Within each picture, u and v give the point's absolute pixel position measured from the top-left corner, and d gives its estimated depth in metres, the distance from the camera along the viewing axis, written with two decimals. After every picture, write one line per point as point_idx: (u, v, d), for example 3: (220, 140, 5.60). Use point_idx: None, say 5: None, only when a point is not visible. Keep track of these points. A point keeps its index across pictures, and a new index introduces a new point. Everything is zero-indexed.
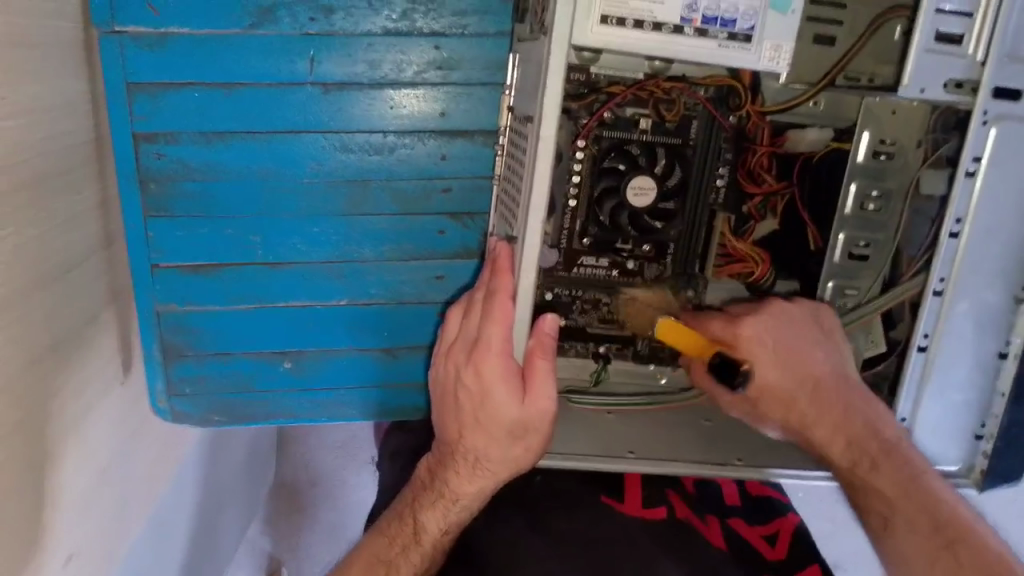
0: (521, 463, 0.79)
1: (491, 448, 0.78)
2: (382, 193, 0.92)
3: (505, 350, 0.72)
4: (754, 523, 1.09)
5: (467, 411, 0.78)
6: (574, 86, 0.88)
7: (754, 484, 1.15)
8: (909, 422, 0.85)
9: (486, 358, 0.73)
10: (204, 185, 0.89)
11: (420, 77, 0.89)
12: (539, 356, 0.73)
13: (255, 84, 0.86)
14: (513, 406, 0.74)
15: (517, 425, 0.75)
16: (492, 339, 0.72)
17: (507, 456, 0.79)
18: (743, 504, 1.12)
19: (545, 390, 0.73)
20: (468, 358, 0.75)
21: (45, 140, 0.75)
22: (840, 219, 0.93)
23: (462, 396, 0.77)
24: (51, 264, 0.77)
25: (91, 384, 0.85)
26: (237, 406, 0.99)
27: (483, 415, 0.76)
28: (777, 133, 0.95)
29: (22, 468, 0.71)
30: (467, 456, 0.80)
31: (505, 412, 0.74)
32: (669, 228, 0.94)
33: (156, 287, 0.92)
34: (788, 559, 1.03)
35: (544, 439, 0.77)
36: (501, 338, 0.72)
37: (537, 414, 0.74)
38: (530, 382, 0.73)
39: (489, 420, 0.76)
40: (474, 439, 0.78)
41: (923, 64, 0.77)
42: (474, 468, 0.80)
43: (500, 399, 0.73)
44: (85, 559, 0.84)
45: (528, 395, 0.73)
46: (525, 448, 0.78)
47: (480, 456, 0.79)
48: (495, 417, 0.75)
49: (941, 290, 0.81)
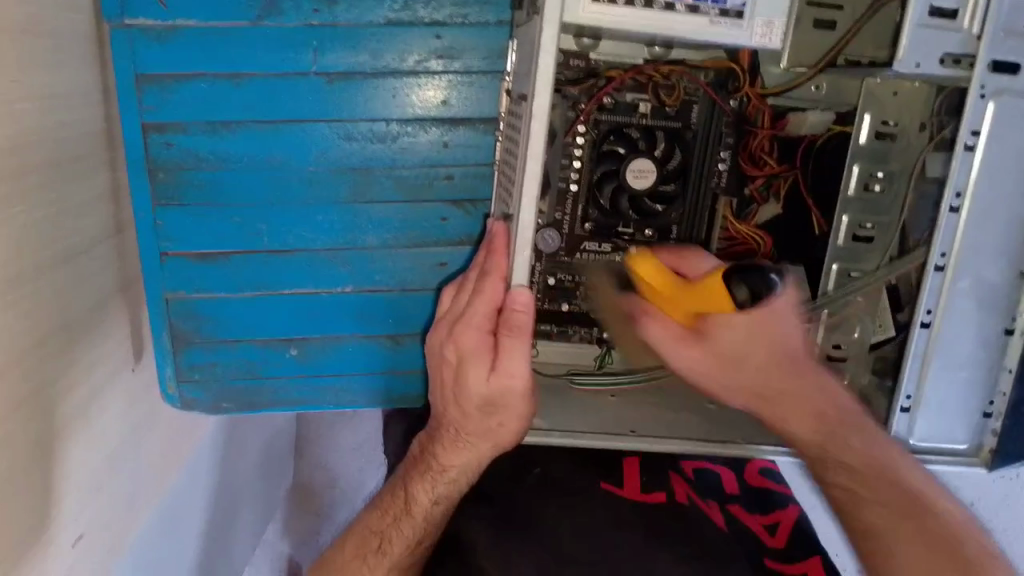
0: (501, 437, 0.80)
1: (470, 421, 0.79)
2: (386, 180, 0.94)
3: (485, 326, 0.73)
4: (752, 511, 1.09)
5: (449, 385, 0.79)
6: (572, 72, 0.89)
7: (754, 476, 1.15)
8: (913, 399, 0.84)
9: (464, 334, 0.74)
10: (212, 173, 0.91)
11: (422, 66, 0.90)
12: (505, 334, 0.71)
13: (262, 74, 0.88)
14: (484, 381, 0.74)
15: (484, 400, 0.76)
16: (475, 314, 0.73)
17: (484, 429, 0.79)
18: (742, 494, 1.12)
19: (513, 368, 0.73)
20: (448, 334, 0.76)
21: (56, 125, 0.77)
22: (842, 201, 0.93)
23: (444, 369, 0.78)
24: (60, 246, 0.79)
25: (101, 367, 0.87)
26: (246, 392, 1.01)
27: (458, 390, 0.78)
28: (778, 116, 0.95)
29: (30, 444, 0.73)
30: (450, 427, 0.82)
31: (471, 387, 0.76)
32: (669, 211, 0.94)
33: (166, 275, 0.94)
34: (788, 547, 1.03)
35: (518, 416, 0.77)
36: (485, 313, 0.73)
37: (506, 391, 0.75)
38: (502, 357, 0.73)
39: (463, 395, 0.77)
40: (455, 413, 0.80)
41: (918, 38, 0.77)
42: (457, 440, 0.82)
43: (473, 372, 0.75)
44: (95, 538, 0.85)
45: (494, 372, 0.74)
46: (500, 422, 0.78)
47: (461, 429, 0.81)
48: (467, 393, 0.77)
49: (942, 266, 0.80)
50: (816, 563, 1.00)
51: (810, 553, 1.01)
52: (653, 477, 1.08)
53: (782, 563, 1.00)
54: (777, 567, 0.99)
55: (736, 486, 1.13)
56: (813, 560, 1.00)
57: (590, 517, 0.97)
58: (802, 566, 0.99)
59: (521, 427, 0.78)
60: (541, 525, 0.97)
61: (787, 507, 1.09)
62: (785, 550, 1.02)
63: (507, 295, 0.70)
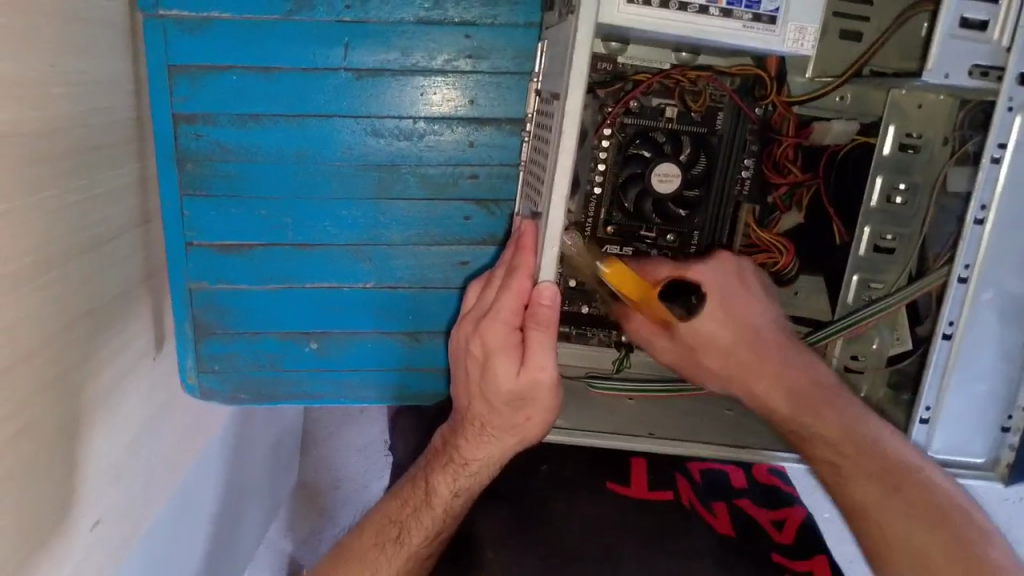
0: (527, 432, 0.80)
1: (496, 415, 0.80)
2: (411, 177, 0.94)
3: (513, 320, 0.73)
4: (760, 507, 1.08)
5: (474, 379, 0.79)
6: (600, 75, 0.91)
7: (761, 475, 1.15)
8: (933, 411, 0.85)
9: (491, 326, 0.74)
10: (239, 165, 0.91)
11: (449, 65, 0.91)
12: (533, 327, 0.72)
13: (292, 69, 0.89)
14: (511, 376, 0.75)
15: (513, 396, 0.77)
16: (503, 308, 0.73)
17: (511, 423, 0.80)
18: (751, 490, 1.12)
19: (543, 361, 0.74)
20: (474, 329, 0.77)
21: (88, 113, 0.78)
22: (864, 212, 0.94)
23: (470, 363, 0.79)
24: (90, 232, 0.79)
25: (123, 353, 0.87)
26: (264, 383, 1.01)
27: (485, 383, 0.78)
28: (802, 125, 0.96)
29: (56, 424, 0.73)
30: (475, 422, 0.82)
31: (499, 381, 0.76)
32: (692, 217, 0.94)
33: (189, 265, 0.94)
34: (793, 545, 1.02)
35: (544, 410, 0.78)
36: (512, 309, 0.73)
37: (535, 385, 0.75)
38: (528, 351, 0.74)
39: (490, 390, 0.78)
40: (480, 407, 0.80)
41: (948, 49, 0.78)
42: (481, 433, 0.82)
43: (499, 366, 0.75)
44: (112, 524, 0.85)
45: (524, 367, 0.74)
46: (527, 417, 0.79)
47: (486, 424, 0.81)
48: (494, 387, 0.77)
49: (965, 278, 0.81)
50: (822, 563, 0.99)
51: (817, 552, 1.01)
52: (658, 476, 1.07)
53: (788, 559, 0.99)
54: (785, 563, 0.99)
55: (744, 481, 1.13)
56: (819, 561, 1.00)
57: (604, 518, 0.97)
58: (807, 565, 0.99)
59: (549, 421, 0.79)
60: (554, 524, 0.97)
61: (795, 506, 1.09)
62: (793, 547, 1.02)
63: (533, 290, 0.71)
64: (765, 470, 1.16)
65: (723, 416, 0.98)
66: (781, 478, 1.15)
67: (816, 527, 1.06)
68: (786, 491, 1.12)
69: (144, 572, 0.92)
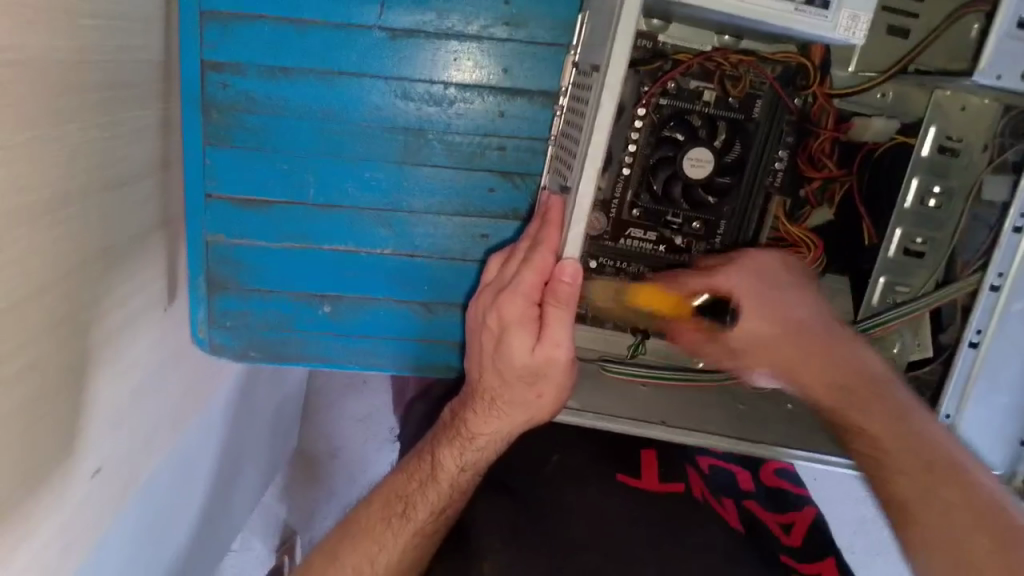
0: (539, 410, 0.79)
1: (508, 391, 0.78)
2: (437, 144, 0.93)
3: (532, 295, 0.71)
4: (767, 509, 1.08)
5: (488, 353, 0.77)
6: (640, 52, 0.88)
7: (767, 475, 1.14)
8: (953, 419, 0.85)
9: (510, 300, 0.72)
10: (264, 118, 0.90)
11: (484, 32, 0.88)
12: (553, 304, 0.70)
13: (325, 23, 0.87)
14: (525, 351, 0.73)
15: (528, 372, 0.75)
16: (523, 283, 0.71)
17: (523, 399, 0.78)
18: (758, 492, 1.11)
19: (559, 338, 0.72)
20: (492, 301, 0.75)
21: (116, 51, 0.76)
22: (897, 214, 0.92)
23: (485, 337, 0.77)
24: (109, 172, 0.78)
25: (135, 300, 0.86)
26: (275, 343, 1.00)
27: (498, 359, 0.76)
28: (841, 120, 0.93)
29: (62, 365, 0.72)
30: (485, 396, 0.80)
31: (513, 357, 0.74)
32: (721, 205, 0.92)
33: (207, 216, 0.93)
34: (801, 546, 1.01)
35: (557, 388, 0.77)
36: (532, 283, 0.71)
37: (551, 362, 0.74)
38: (546, 328, 0.72)
39: (503, 365, 0.76)
40: (492, 381, 0.79)
41: (1004, 50, 0.76)
42: (492, 408, 0.81)
43: (515, 342, 0.73)
44: (110, 473, 0.84)
45: (540, 343, 0.72)
46: (538, 394, 0.77)
47: (498, 398, 0.80)
48: (508, 362, 0.75)
49: (997, 286, 0.82)
50: (830, 565, 0.98)
51: (824, 552, 1.00)
52: (668, 469, 1.06)
53: (795, 562, 0.98)
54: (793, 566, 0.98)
55: (751, 484, 1.12)
56: (826, 562, 0.99)
57: (607, 505, 0.97)
58: (815, 565, 0.98)
59: (562, 398, 0.77)
60: (561, 507, 0.96)
61: (802, 507, 1.08)
62: (799, 550, 1.01)
63: (555, 267, 0.69)
64: (773, 471, 1.15)
65: (735, 411, 0.97)
66: (787, 478, 1.14)
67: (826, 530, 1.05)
68: (795, 494, 1.11)
69: (139, 522, 0.91)
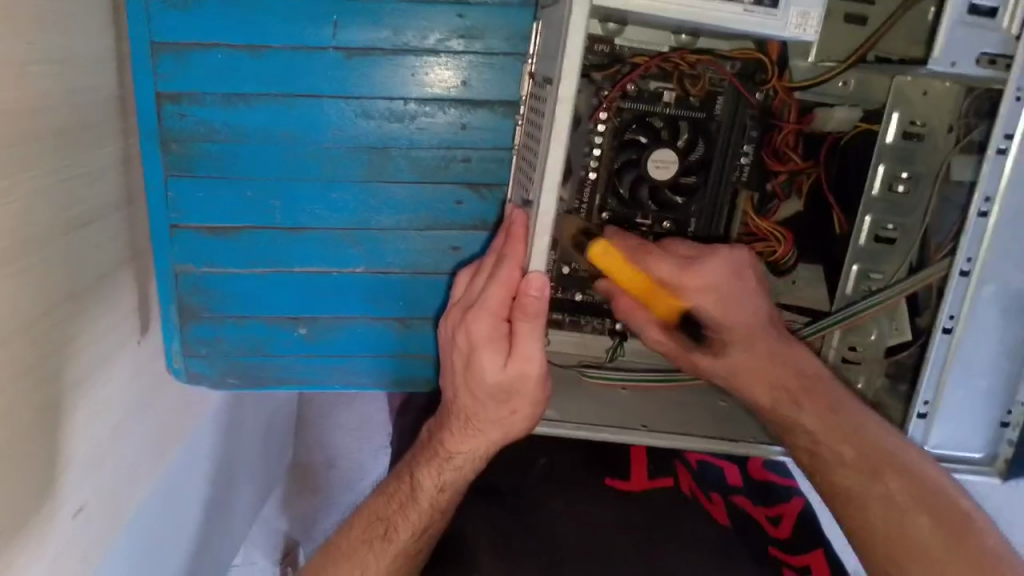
0: (513, 426, 0.79)
1: (482, 408, 0.78)
2: (402, 160, 0.92)
3: (499, 312, 0.71)
4: (754, 503, 1.09)
5: (459, 371, 0.77)
6: (597, 57, 0.89)
7: (754, 467, 1.15)
8: (930, 406, 0.86)
9: (478, 317, 0.72)
10: (226, 146, 0.89)
11: (443, 45, 0.88)
12: (521, 318, 0.70)
13: (280, 47, 0.86)
14: (495, 369, 0.73)
15: (499, 389, 0.75)
16: (490, 300, 0.71)
17: (497, 416, 0.78)
18: (746, 487, 1.12)
19: (529, 352, 0.72)
20: (460, 320, 0.75)
21: (69, 93, 0.76)
22: (865, 201, 0.92)
23: (456, 355, 0.77)
24: (70, 213, 0.78)
25: (107, 339, 0.86)
26: (253, 368, 1.00)
27: (469, 376, 0.76)
28: (805, 111, 0.95)
29: (34, 412, 0.72)
30: (460, 414, 0.81)
31: (485, 374, 0.74)
32: (689, 205, 0.93)
33: (175, 247, 0.93)
34: (791, 538, 1.03)
35: (530, 402, 0.77)
36: (499, 300, 0.71)
37: (522, 377, 0.74)
38: (515, 344, 0.72)
39: (475, 382, 0.76)
40: (465, 401, 0.79)
41: (957, 36, 0.79)
42: (467, 426, 0.81)
43: (485, 359, 0.73)
44: (95, 510, 0.84)
45: (511, 359, 0.73)
46: (512, 410, 0.77)
47: (472, 416, 0.80)
48: (480, 380, 0.75)
49: (967, 271, 0.82)
50: (819, 555, 1.00)
51: (813, 545, 1.01)
52: (653, 467, 1.06)
53: (784, 553, 1.01)
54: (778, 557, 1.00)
55: (739, 478, 1.13)
56: (815, 552, 1.00)
57: (593, 510, 0.97)
58: (803, 559, 1.00)
59: (535, 413, 0.78)
60: (546, 514, 0.96)
61: (791, 497, 1.09)
62: (790, 542, 1.03)
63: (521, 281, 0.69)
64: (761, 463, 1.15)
65: (716, 407, 0.97)
66: (773, 469, 1.14)
67: (813, 522, 1.06)
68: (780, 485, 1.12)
69: (128, 556, 0.91)
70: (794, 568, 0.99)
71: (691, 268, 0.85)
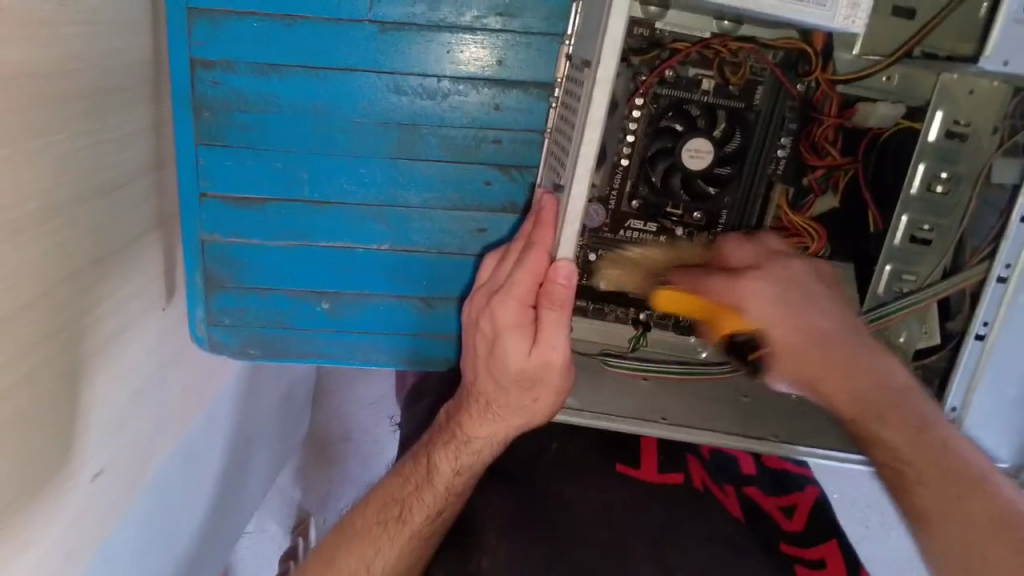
0: (536, 413, 0.79)
1: (503, 394, 0.78)
2: (432, 138, 0.91)
3: (526, 298, 0.70)
4: (770, 492, 1.09)
5: (481, 357, 0.77)
6: (635, 41, 0.87)
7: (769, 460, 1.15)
8: (958, 411, 0.86)
9: (504, 303, 0.71)
10: (257, 116, 0.88)
11: (478, 22, 0.86)
12: (547, 309, 0.69)
13: (315, 18, 0.85)
14: (520, 355, 0.73)
15: (522, 376, 0.74)
16: (518, 285, 0.70)
17: (519, 404, 0.78)
18: (760, 475, 1.11)
19: (554, 341, 0.71)
20: (485, 305, 0.74)
21: (100, 55, 0.75)
22: (904, 200, 0.91)
23: (479, 340, 0.77)
24: (99, 177, 0.77)
25: (131, 302, 0.86)
26: (274, 340, 1.01)
27: (493, 361, 0.76)
28: (847, 105, 0.91)
29: (57, 374, 0.72)
30: (480, 398, 0.80)
31: (509, 360, 0.74)
32: (724, 195, 0.91)
33: (202, 215, 0.92)
34: (803, 532, 1.02)
35: (553, 390, 0.76)
36: (526, 286, 0.70)
37: (547, 365, 0.73)
38: (539, 333, 0.71)
39: (498, 368, 0.75)
40: (486, 385, 0.78)
41: (1011, 34, 0.80)
42: (486, 411, 0.80)
43: (509, 345, 0.73)
44: (112, 474, 0.84)
45: (535, 346, 0.72)
46: (535, 398, 0.77)
47: (492, 401, 0.79)
48: (503, 365, 0.74)
49: (1004, 277, 0.83)
50: (831, 548, 0.99)
51: (824, 538, 1.01)
52: (668, 455, 1.06)
53: (796, 548, 1.00)
54: (789, 550, 0.99)
55: (753, 467, 1.12)
56: (827, 544, 1.00)
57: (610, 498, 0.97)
58: (816, 551, 0.99)
59: (557, 401, 0.77)
60: (562, 500, 0.96)
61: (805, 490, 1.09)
62: (801, 534, 1.02)
63: (549, 268, 0.67)
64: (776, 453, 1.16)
65: (738, 403, 0.97)
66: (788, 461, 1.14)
67: (827, 511, 1.06)
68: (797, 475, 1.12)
69: (144, 521, 0.91)
70: (805, 563, 0.97)
71: (733, 276, 0.80)
